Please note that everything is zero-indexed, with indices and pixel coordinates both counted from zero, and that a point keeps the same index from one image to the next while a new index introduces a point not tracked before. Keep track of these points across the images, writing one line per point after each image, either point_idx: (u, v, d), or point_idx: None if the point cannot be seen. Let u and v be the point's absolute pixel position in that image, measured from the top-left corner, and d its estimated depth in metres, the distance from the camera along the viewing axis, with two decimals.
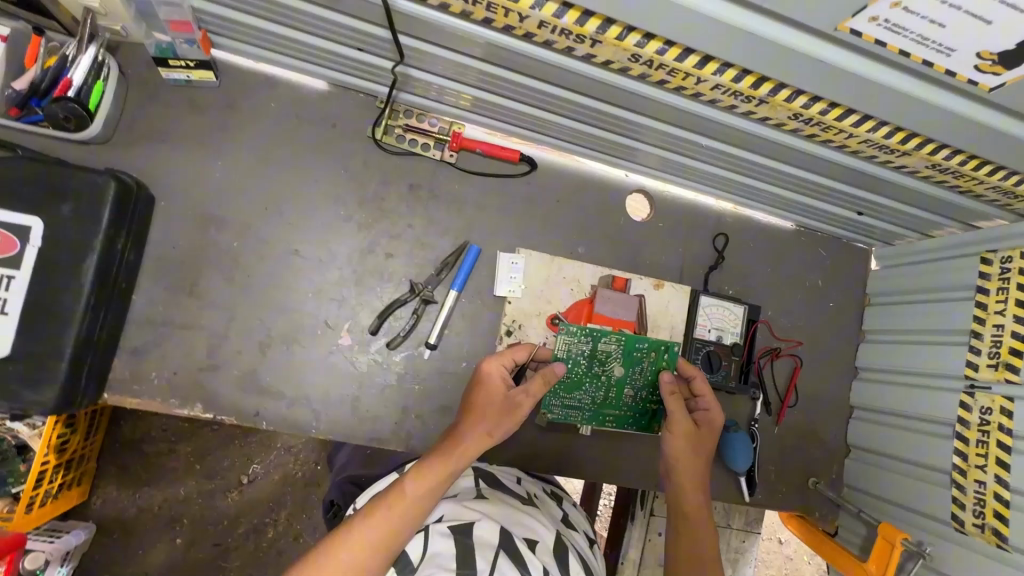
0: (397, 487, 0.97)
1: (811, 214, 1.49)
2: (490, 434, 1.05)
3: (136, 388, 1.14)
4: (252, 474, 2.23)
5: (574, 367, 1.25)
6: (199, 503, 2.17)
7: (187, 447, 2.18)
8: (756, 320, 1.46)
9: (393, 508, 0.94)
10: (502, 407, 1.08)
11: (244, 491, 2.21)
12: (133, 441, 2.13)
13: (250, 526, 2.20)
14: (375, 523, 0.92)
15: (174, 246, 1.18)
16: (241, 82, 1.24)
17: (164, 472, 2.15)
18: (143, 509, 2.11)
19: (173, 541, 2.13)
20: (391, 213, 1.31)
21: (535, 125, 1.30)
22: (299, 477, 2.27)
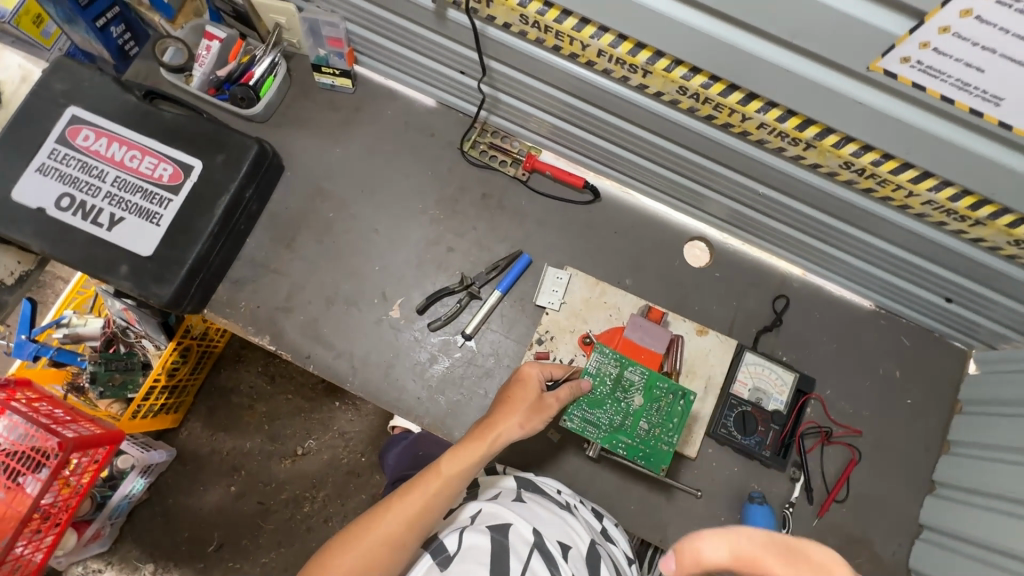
0: (429, 471, 0.98)
1: (891, 294, 1.37)
2: (522, 428, 1.04)
3: (228, 312, 1.40)
4: (307, 447, 2.43)
5: (597, 387, 1.21)
6: (257, 460, 2.41)
7: (262, 407, 2.45)
8: (806, 393, 1.37)
9: (425, 491, 0.95)
10: (534, 404, 1.08)
11: (297, 461, 2.42)
12: (225, 390, 2.44)
13: (291, 495, 2.38)
14: (406, 505, 0.93)
15: (287, 207, 1.46)
16: (370, 92, 1.53)
17: (239, 425, 2.42)
18: (215, 451, 2.39)
19: (228, 486, 2.38)
20: (461, 214, 1.48)
21: (602, 157, 1.41)
22: (344, 463, 2.42)
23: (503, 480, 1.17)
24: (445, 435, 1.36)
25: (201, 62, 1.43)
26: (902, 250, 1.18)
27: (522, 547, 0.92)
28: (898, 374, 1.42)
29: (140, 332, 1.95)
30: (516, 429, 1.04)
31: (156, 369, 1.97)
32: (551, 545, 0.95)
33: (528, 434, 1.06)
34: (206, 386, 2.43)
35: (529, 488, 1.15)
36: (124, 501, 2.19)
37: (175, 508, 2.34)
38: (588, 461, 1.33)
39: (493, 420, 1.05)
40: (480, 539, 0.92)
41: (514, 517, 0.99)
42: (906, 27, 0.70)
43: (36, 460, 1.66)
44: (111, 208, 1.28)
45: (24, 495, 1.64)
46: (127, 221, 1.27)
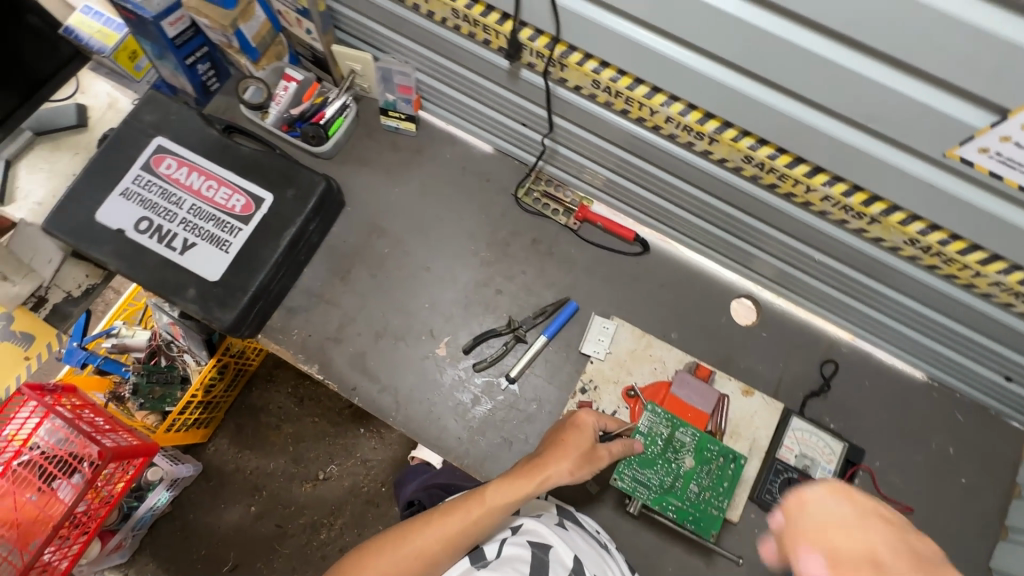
0: (471, 498, 0.97)
1: (946, 369, 1.35)
2: (570, 475, 1.00)
3: (280, 338, 1.44)
4: (328, 472, 2.43)
5: (649, 448, 1.24)
6: (279, 482, 2.42)
7: (289, 429, 2.47)
8: (855, 463, 1.34)
9: (464, 518, 0.94)
10: (586, 453, 1.04)
11: (317, 486, 2.42)
12: (254, 408, 2.47)
13: (310, 520, 2.38)
14: (444, 525, 0.94)
15: (344, 241, 1.52)
16: (432, 136, 1.60)
17: (265, 445, 2.44)
18: (239, 468, 2.41)
19: (248, 506, 2.38)
20: (511, 257, 1.51)
21: (655, 212, 1.44)
22: (364, 491, 2.42)
23: (548, 507, 1.17)
24: (482, 477, 1.35)
25: (278, 101, 1.52)
26: (962, 325, 1.16)
27: (561, 568, 0.92)
28: (952, 451, 1.37)
29: (185, 348, 1.99)
30: (565, 475, 0.99)
31: (194, 385, 1.99)
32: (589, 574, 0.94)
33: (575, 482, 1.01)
34: (238, 403, 2.47)
35: (570, 518, 1.15)
36: (148, 514, 2.20)
37: (195, 524, 2.35)
38: (626, 517, 1.31)
39: (544, 461, 1.01)
40: (520, 552, 0.93)
41: (556, 538, 0.99)
42: (987, 120, 0.72)
43: (72, 465, 1.67)
44: (185, 233, 1.35)
45: (57, 499, 1.63)
46: (198, 247, 1.34)
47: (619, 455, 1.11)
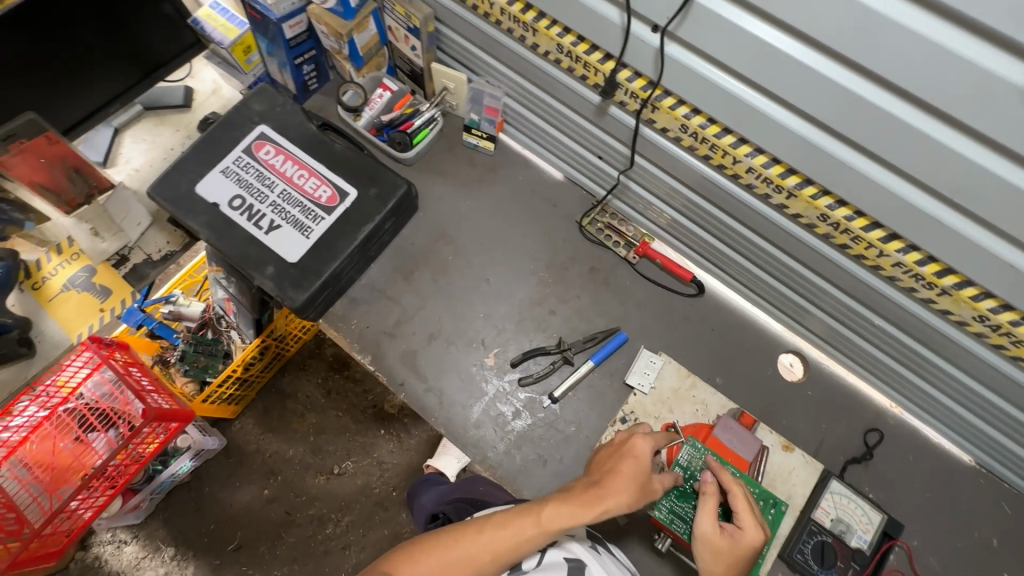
0: (527, 515, 0.99)
1: (997, 455, 1.32)
2: (626, 505, 1.01)
3: (339, 325, 1.51)
4: (343, 468, 2.46)
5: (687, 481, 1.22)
6: (295, 469, 2.46)
7: (313, 419, 2.52)
8: (892, 537, 1.31)
9: (520, 534, 0.96)
10: (642, 485, 1.03)
11: (330, 480, 2.45)
12: (283, 393, 2.52)
13: (318, 512, 2.41)
14: (496, 539, 0.97)
15: (412, 243, 1.60)
16: (507, 158, 1.69)
17: (288, 431, 2.49)
18: (258, 450, 2.46)
19: (262, 488, 2.43)
20: (568, 281, 1.57)
21: (715, 258, 1.47)
22: (375, 493, 2.44)
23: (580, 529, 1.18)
24: (513, 491, 1.37)
25: (372, 107, 1.64)
26: (1023, 412, 1.15)
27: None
28: (996, 542, 1.33)
29: (233, 324, 1.99)
30: (621, 505, 1.00)
31: (238, 361, 1.99)
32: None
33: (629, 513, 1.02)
34: (270, 386, 2.53)
35: (602, 544, 1.16)
36: (169, 480, 2.24)
37: (209, 498, 2.40)
38: (651, 554, 1.31)
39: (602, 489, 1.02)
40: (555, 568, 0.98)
41: (590, 560, 1.02)
42: None
43: (111, 420, 1.74)
44: (273, 215, 1.44)
45: (91, 450, 1.70)
46: (282, 229, 1.43)
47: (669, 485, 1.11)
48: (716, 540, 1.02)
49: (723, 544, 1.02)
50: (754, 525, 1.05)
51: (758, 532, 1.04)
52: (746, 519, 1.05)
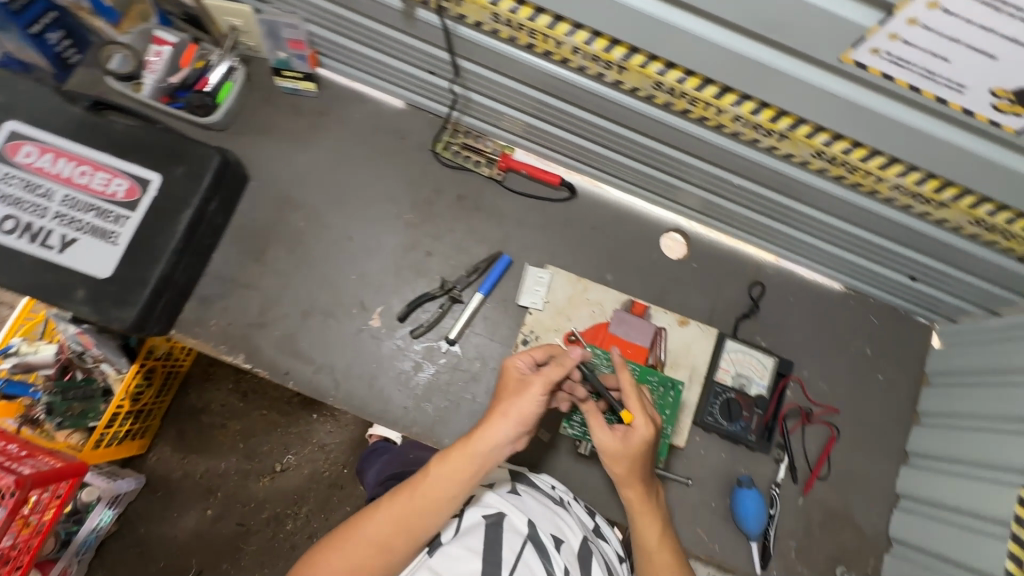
0: (417, 476, 0.93)
1: (861, 277, 1.43)
2: (508, 417, 0.96)
3: (197, 331, 1.33)
4: (286, 463, 2.28)
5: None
6: (234, 481, 2.25)
7: (236, 426, 2.30)
8: (784, 375, 1.41)
9: (412, 496, 0.91)
10: (522, 389, 1.00)
11: (275, 478, 2.26)
12: (196, 410, 2.28)
13: (273, 513, 2.23)
14: (393, 506, 0.90)
15: (253, 218, 1.40)
16: (336, 96, 1.48)
17: (213, 445, 2.27)
18: (186, 475, 2.22)
19: (205, 510, 2.22)
20: (437, 217, 1.45)
21: (578, 154, 1.40)
22: (326, 476, 2.28)
23: (501, 471, 1.17)
24: (434, 443, 1.33)
25: (151, 69, 1.35)
26: (872, 233, 1.22)
27: (515, 536, 0.94)
28: (869, 352, 1.48)
29: (99, 358, 1.76)
30: (503, 421, 0.95)
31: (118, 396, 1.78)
32: (544, 535, 0.96)
33: (520, 424, 0.96)
34: (175, 407, 2.26)
35: (524, 482, 1.16)
36: (94, 536, 2.04)
37: (147, 538, 2.18)
38: (579, 459, 1.34)
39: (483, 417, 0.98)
40: (473, 529, 0.95)
41: (509, 505, 1.00)
42: (875, 18, 0.71)
43: None
44: (62, 228, 1.19)
45: None
46: (80, 242, 1.19)
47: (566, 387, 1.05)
48: (610, 446, 1.02)
49: (616, 449, 1.02)
50: (644, 422, 1.03)
51: (647, 426, 1.02)
52: (636, 418, 1.03)
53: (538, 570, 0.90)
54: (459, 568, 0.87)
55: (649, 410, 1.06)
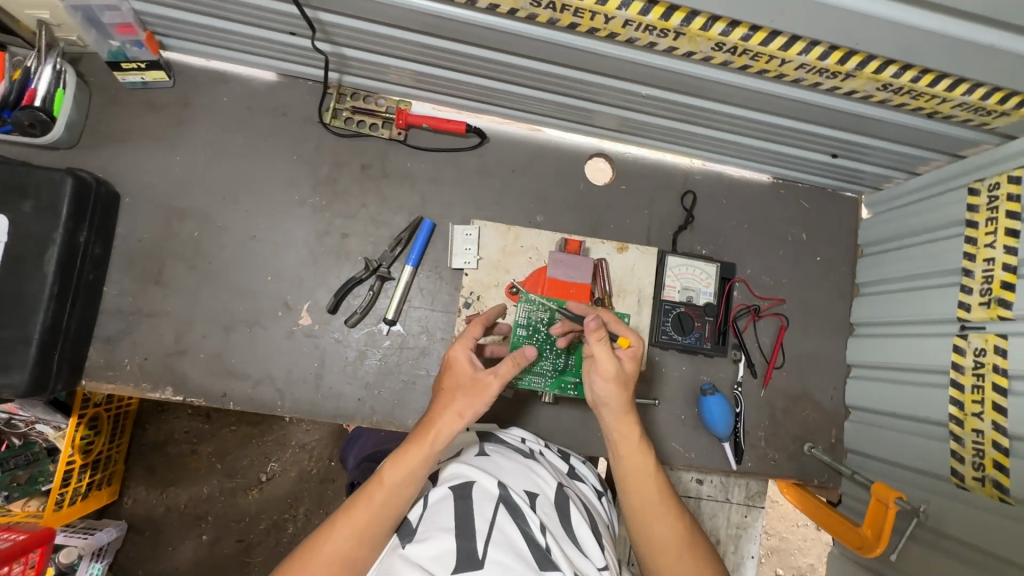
0: (371, 485, 0.91)
1: (786, 164, 1.41)
2: (462, 417, 0.96)
3: (111, 374, 1.21)
4: (270, 471, 2.06)
5: (530, 337, 1.20)
6: (221, 502, 2.03)
7: (208, 447, 2.04)
8: (729, 278, 1.42)
9: (369, 506, 0.89)
10: (473, 385, 0.99)
11: (264, 488, 2.05)
12: (159, 443, 2.01)
13: (271, 522, 2.04)
14: (351, 520, 0.88)
15: (139, 239, 1.25)
16: (195, 81, 1.30)
17: (188, 474, 2.02)
18: (170, 508, 1.99)
19: (199, 537, 2.00)
20: (345, 194, 1.33)
21: (479, 95, 1.29)
22: (315, 474, 2.08)
23: (468, 437, 1.15)
24: (398, 426, 1.29)
25: None
26: (790, 120, 1.19)
27: (485, 503, 0.91)
28: (805, 236, 1.49)
29: (32, 419, 1.59)
30: (456, 421, 0.96)
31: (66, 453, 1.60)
32: (516, 495, 0.94)
33: (471, 422, 0.97)
34: (135, 446, 1.99)
35: (490, 441, 1.15)
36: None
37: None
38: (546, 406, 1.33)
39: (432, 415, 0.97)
40: (442, 505, 0.91)
41: (476, 473, 0.97)
42: None
43: None
44: None
45: None
46: None
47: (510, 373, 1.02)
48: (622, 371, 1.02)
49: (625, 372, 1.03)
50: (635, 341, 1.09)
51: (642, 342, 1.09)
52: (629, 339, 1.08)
53: (513, 532, 0.87)
54: (431, 550, 0.83)
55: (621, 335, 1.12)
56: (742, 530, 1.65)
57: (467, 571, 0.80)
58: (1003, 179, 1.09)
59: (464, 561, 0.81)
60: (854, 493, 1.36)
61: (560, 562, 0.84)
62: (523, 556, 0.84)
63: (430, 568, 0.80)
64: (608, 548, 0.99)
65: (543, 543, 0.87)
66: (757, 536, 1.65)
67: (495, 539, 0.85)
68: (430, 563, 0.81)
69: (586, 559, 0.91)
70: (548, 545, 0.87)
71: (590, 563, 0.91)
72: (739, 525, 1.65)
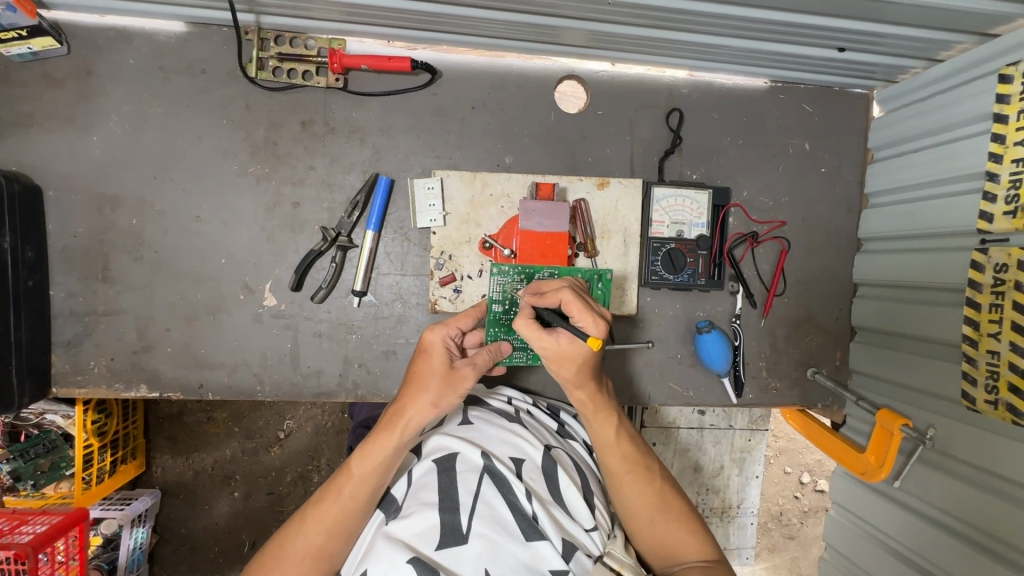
0: (343, 478, 0.91)
1: (786, 65, 1.22)
2: (435, 408, 0.93)
3: (80, 379, 1.17)
4: (287, 429, 1.88)
5: (508, 312, 1.09)
6: (246, 462, 1.87)
7: (223, 413, 1.87)
8: (724, 204, 1.29)
9: (338, 500, 0.89)
10: (448, 377, 0.95)
11: (284, 446, 1.89)
12: (172, 415, 1.84)
13: (296, 474, 1.88)
14: (322, 514, 0.89)
15: (74, 235, 1.15)
16: (94, 44, 1.13)
17: (209, 439, 1.86)
18: (199, 472, 1.85)
19: (230, 494, 1.86)
20: (288, 157, 1.19)
21: (419, 22, 1.10)
22: (332, 430, 1.90)
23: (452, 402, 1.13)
24: (385, 397, 1.25)
25: None
26: (789, 12, 0.99)
27: (469, 475, 0.90)
28: (808, 146, 1.33)
29: (38, 411, 1.48)
30: (429, 411, 0.92)
31: (81, 441, 1.48)
32: (500, 463, 0.92)
33: (443, 411, 0.95)
34: (152, 421, 1.83)
35: (476, 404, 1.12)
36: (141, 553, 1.77)
37: (192, 537, 1.85)
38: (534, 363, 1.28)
39: (402, 404, 0.93)
40: (426, 479, 0.91)
41: (460, 443, 0.96)
42: None
43: None
44: None
45: None
46: None
47: (488, 363, 1.01)
48: (558, 351, 0.91)
49: (563, 351, 0.91)
50: (591, 321, 0.88)
51: (600, 324, 0.88)
52: (585, 319, 0.88)
53: (497, 502, 0.87)
54: (414, 526, 0.83)
55: (600, 309, 0.92)
56: (746, 453, 1.69)
57: (452, 547, 0.80)
58: None
59: (450, 537, 0.81)
60: (859, 415, 1.32)
61: (547, 531, 0.85)
62: (507, 528, 0.84)
63: (416, 544, 0.81)
64: (599, 505, 1.00)
65: (530, 511, 0.87)
66: (762, 456, 1.70)
67: (480, 512, 0.84)
68: (415, 540, 0.82)
69: (574, 521, 0.92)
70: (535, 513, 0.87)
71: (577, 525, 0.92)
72: (744, 445, 1.69)
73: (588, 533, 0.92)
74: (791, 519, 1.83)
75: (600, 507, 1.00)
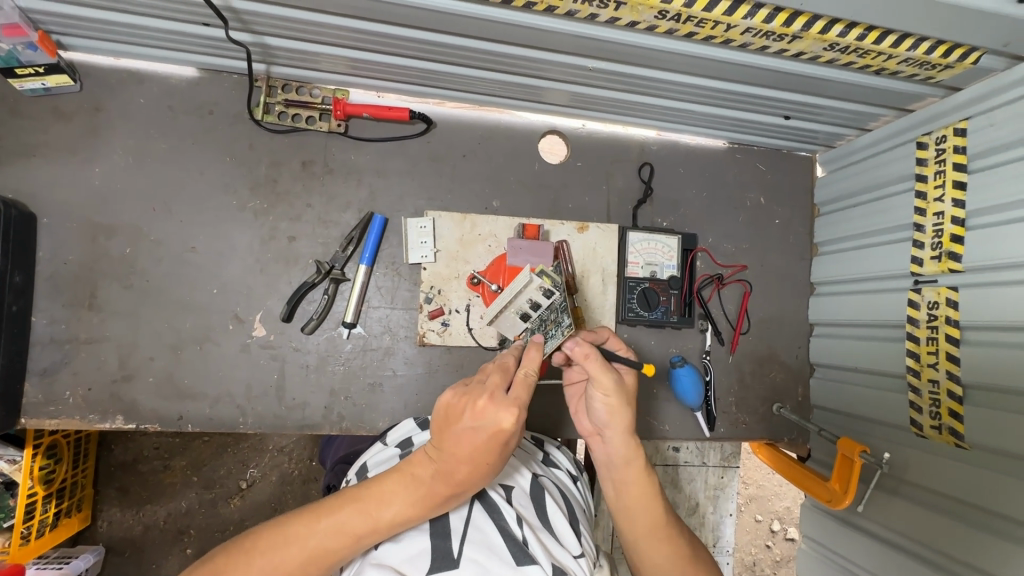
0: (362, 531, 0.81)
1: (741, 129, 1.39)
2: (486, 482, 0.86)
3: (53, 410, 1.14)
4: (250, 477, 1.82)
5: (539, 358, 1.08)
6: (203, 514, 1.77)
7: (182, 462, 1.79)
8: (691, 248, 1.41)
9: (350, 543, 0.81)
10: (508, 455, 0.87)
11: (247, 496, 1.81)
12: (127, 463, 1.75)
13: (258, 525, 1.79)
14: (325, 550, 0.81)
15: (64, 262, 1.16)
16: (107, 84, 1.19)
17: (165, 490, 1.76)
18: (151, 526, 1.74)
19: (183, 550, 1.75)
20: (287, 194, 1.25)
21: (419, 79, 1.21)
22: (299, 476, 1.84)
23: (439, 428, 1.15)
24: (369, 429, 1.26)
25: None
26: (742, 84, 1.16)
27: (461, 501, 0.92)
28: (763, 200, 1.49)
29: None
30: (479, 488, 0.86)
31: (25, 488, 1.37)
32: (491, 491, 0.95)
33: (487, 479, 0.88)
34: (103, 470, 1.73)
35: None
36: None
37: None
38: None
39: (457, 478, 0.83)
40: None
41: None
42: None
43: None
44: None
45: None
46: None
47: None
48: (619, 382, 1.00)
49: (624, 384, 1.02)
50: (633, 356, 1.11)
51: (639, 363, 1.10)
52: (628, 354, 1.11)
53: (489, 528, 0.87)
54: (404, 552, 0.83)
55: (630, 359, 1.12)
56: (719, 490, 1.73)
57: (442, 570, 0.79)
58: (950, 132, 1.09)
59: (441, 561, 0.81)
60: (822, 448, 1.40)
61: (537, 555, 0.82)
62: (499, 552, 0.82)
63: (406, 568, 0.80)
64: (583, 533, 1.01)
65: (520, 536, 0.86)
66: (733, 494, 1.74)
67: (470, 537, 0.84)
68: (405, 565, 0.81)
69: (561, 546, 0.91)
70: (526, 537, 0.85)
71: (563, 549, 0.91)
72: (716, 483, 1.73)
73: (575, 558, 0.91)
74: (764, 569, 1.86)
75: (585, 534, 1.01)
